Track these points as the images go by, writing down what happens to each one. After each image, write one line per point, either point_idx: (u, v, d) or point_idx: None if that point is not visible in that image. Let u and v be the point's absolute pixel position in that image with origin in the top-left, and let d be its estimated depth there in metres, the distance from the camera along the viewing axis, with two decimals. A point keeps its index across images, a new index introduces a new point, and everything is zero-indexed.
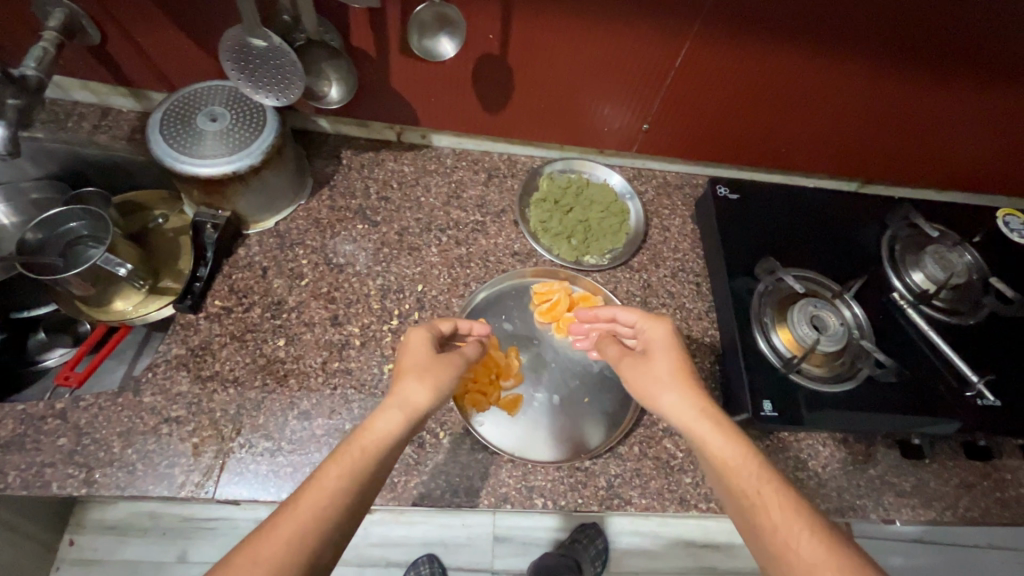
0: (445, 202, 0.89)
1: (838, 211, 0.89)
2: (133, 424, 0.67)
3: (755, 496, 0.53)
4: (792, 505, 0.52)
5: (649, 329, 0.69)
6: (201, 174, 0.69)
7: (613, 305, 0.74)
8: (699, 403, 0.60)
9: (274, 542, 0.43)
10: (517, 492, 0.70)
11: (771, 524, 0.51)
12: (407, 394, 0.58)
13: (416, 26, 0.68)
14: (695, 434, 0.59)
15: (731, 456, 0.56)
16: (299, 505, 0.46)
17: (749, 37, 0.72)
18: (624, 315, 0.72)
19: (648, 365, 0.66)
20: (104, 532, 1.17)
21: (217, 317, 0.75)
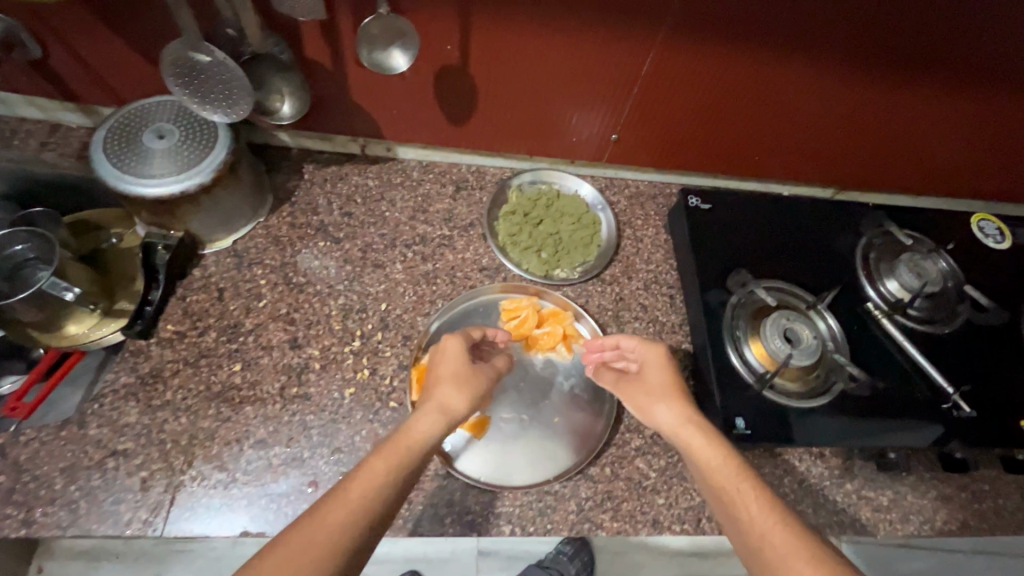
0: (410, 216, 0.87)
1: (813, 219, 0.88)
2: (77, 459, 0.64)
3: (734, 494, 0.55)
4: (768, 501, 0.53)
5: (646, 353, 0.69)
6: (146, 195, 0.66)
7: (618, 335, 0.72)
8: (682, 411, 0.62)
9: (325, 524, 0.44)
10: (483, 519, 0.67)
11: (749, 518, 0.52)
12: (445, 398, 0.61)
13: (365, 39, 0.65)
14: (678, 438, 0.61)
15: (712, 457, 0.58)
16: (348, 491, 0.47)
17: (718, 46, 0.71)
18: (627, 343, 0.71)
19: (645, 388, 0.67)
20: (73, 557, 1.13)
21: (169, 343, 0.72)
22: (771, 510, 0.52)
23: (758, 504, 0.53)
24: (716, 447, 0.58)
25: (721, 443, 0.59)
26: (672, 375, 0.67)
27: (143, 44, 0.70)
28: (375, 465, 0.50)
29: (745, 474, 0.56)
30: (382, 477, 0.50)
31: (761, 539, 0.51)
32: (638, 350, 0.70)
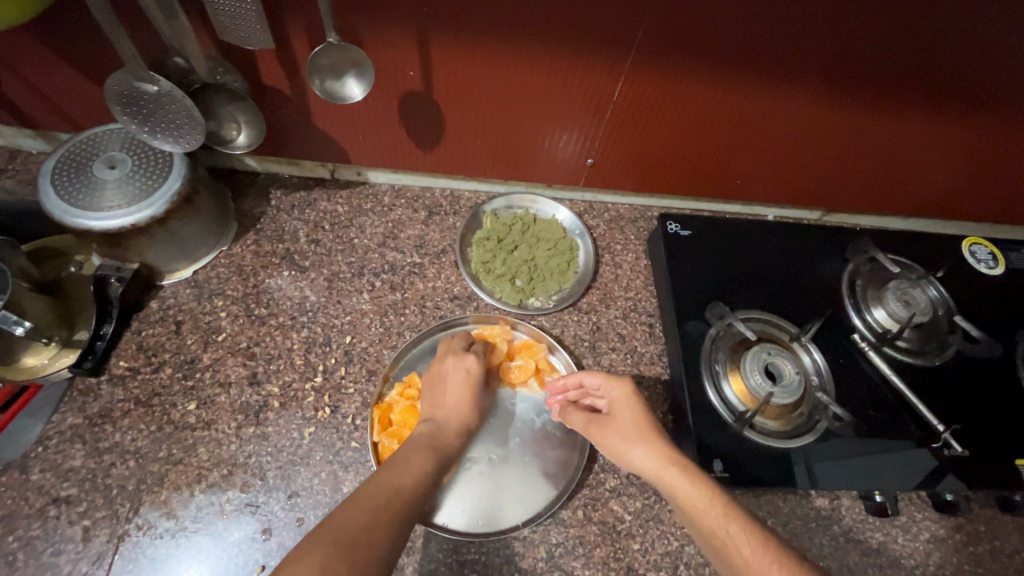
0: (380, 243, 0.84)
1: (797, 244, 0.85)
2: (16, 507, 0.61)
3: (726, 535, 0.51)
4: (761, 542, 0.49)
5: (615, 392, 0.66)
6: (94, 228, 0.63)
7: (580, 371, 0.69)
8: (660, 450, 0.59)
9: (399, 485, 0.51)
10: (447, 567, 0.64)
11: (742, 560, 0.48)
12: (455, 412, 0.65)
13: (316, 71, 0.63)
14: (662, 479, 0.57)
15: (697, 498, 0.54)
16: (403, 475, 0.53)
17: (692, 71, 0.68)
18: (592, 380, 0.68)
19: (616, 430, 0.63)
20: None
21: (122, 380, 0.69)
22: (764, 551, 0.48)
23: (750, 547, 0.49)
24: (702, 485, 0.55)
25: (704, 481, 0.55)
26: (644, 413, 0.63)
27: (94, 72, 0.68)
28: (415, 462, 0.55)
29: (731, 515, 0.52)
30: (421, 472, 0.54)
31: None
32: (604, 387, 0.67)
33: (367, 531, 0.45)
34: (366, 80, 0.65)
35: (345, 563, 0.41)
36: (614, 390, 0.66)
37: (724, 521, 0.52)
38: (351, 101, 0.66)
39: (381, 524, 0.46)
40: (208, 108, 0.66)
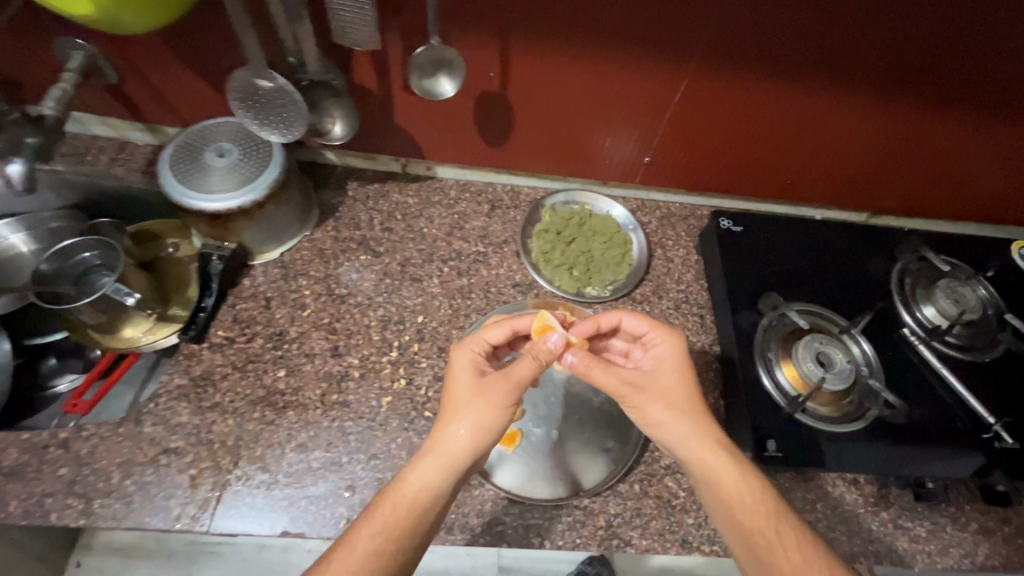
0: (448, 232, 0.90)
1: (847, 243, 0.88)
2: (132, 455, 0.68)
3: (772, 537, 0.55)
4: (806, 546, 0.55)
5: (661, 344, 0.68)
6: (206, 209, 0.71)
7: (620, 311, 0.72)
8: (710, 439, 0.60)
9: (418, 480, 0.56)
10: (513, 530, 0.68)
11: (788, 565, 0.54)
12: (461, 431, 0.58)
13: (415, 69, 0.69)
14: (711, 476, 0.59)
15: (748, 496, 0.57)
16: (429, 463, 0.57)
17: (749, 76, 0.73)
18: (632, 321, 0.71)
19: (657, 388, 0.63)
20: (110, 554, 1.12)
21: (220, 347, 0.76)
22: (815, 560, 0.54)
23: (798, 553, 0.54)
24: (752, 486, 0.58)
25: (755, 482, 0.58)
26: (688, 391, 0.63)
27: (207, 69, 0.75)
28: (371, 531, 0.53)
29: (783, 517, 0.57)
30: (373, 546, 0.52)
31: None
32: (649, 331, 0.70)
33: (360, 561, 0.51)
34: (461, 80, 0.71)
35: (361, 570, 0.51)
36: (663, 342, 0.68)
37: (772, 525, 0.56)
38: (442, 97, 0.72)
39: (404, 526, 0.54)
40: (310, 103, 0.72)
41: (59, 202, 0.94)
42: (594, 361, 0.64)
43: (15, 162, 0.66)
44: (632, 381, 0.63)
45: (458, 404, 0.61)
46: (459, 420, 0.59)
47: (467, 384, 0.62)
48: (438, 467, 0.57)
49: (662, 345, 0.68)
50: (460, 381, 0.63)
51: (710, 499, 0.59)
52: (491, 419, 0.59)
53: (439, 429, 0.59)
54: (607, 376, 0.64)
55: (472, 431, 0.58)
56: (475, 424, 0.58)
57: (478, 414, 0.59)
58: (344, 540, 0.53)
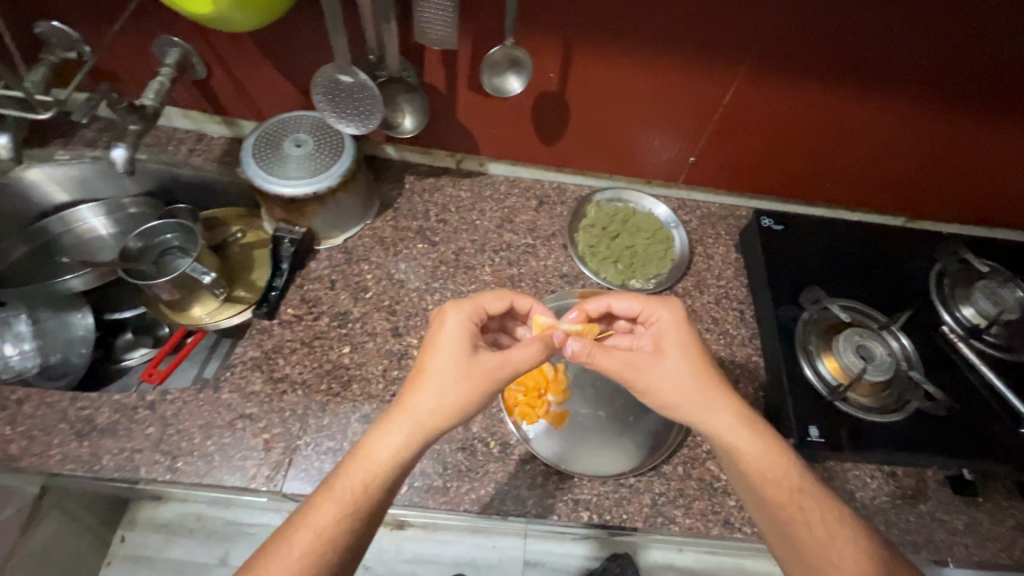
0: (498, 225, 0.94)
1: (886, 244, 0.91)
2: (212, 418, 0.73)
3: (796, 510, 0.58)
4: (832, 518, 0.58)
5: (664, 317, 0.68)
6: (286, 194, 0.77)
7: (607, 295, 0.74)
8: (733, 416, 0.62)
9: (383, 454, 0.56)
10: (563, 504, 0.72)
11: (812, 536, 0.57)
12: (437, 405, 0.58)
13: (488, 66, 0.75)
14: (734, 451, 0.61)
15: (771, 472, 0.60)
16: (393, 437, 0.57)
17: (792, 82, 0.77)
18: (621, 304, 0.72)
19: (665, 367, 0.64)
20: (155, 530, 1.11)
21: (289, 324, 0.82)
22: (838, 531, 0.57)
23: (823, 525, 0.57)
24: (780, 462, 0.60)
25: (784, 459, 0.61)
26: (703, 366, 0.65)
27: (289, 67, 0.82)
28: (331, 502, 0.54)
29: (814, 490, 0.60)
30: (334, 518, 0.53)
31: (824, 560, 0.56)
32: (643, 311, 0.70)
33: (318, 536, 0.53)
34: (528, 79, 0.77)
35: (320, 545, 0.52)
36: (659, 320, 0.69)
37: (796, 498, 0.59)
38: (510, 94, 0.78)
39: (364, 499, 0.55)
40: (387, 99, 0.80)
41: (137, 189, 1.01)
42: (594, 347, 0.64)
43: (120, 147, 0.75)
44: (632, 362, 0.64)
45: (439, 375, 0.60)
46: (432, 395, 0.58)
47: (454, 355, 0.61)
48: (404, 439, 0.57)
49: (661, 320, 0.68)
50: (447, 353, 0.61)
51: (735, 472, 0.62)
52: (470, 395, 0.59)
53: (414, 401, 0.58)
54: (614, 360, 0.64)
55: (447, 406, 0.58)
56: (450, 398, 0.58)
57: (457, 390, 0.59)
58: (306, 510, 0.54)
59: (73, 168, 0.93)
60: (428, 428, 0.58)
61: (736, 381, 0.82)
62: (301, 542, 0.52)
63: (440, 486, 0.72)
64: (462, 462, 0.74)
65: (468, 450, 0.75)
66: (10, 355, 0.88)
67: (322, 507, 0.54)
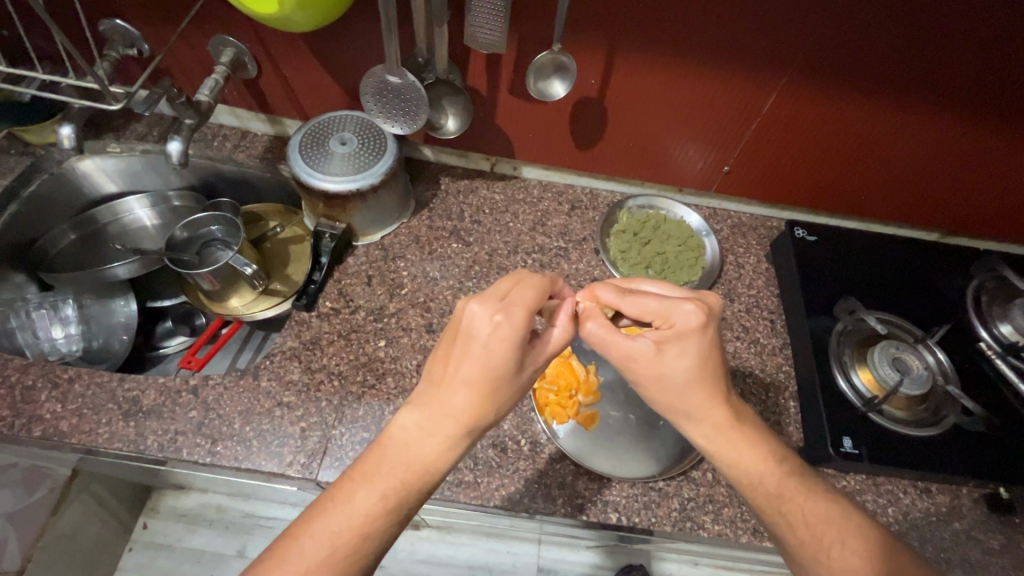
0: (531, 227, 0.95)
1: (922, 259, 0.90)
2: (251, 405, 0.75)
3: (780, 512, 0.58)
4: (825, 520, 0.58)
5: (669, 323, 0.57)
6: (331, 190, 0.80)
7: (617, 294, 0.62)
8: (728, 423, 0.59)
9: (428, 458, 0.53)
10: (592, 504, 0.73)
11: (798, 538, 0.57)
12: (490, 411, 0.54)
13: (534, 71, 0.78)
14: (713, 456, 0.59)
15: (755, 474, 0.59)
16: (436, 439, 0.53)
17: (833, 95, 0.78)
18: (631, 307, 0.60)
19: (654, 371, 0.57)
20: (176, 519, 1.12)
21: (327, 316, 0.84)
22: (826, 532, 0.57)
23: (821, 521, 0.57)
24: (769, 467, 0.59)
25: (775, 462, 0.59)
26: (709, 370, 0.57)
27: (337, 68, 0.84)
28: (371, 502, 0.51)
29: (808, 493, 0.59)
30: (376, 517, 0.51)
31: (813, 559, 0.56)
32: (657, 317, 0.59)
33: (359, 531, 0.51)
34: (573, 83, 0.80)
35: (361, 539, 0.51)
36: (674, 332, 0.57)
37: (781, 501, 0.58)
38: (553, 98, 0.81)
39: (408, 496, 0.52)
40: (433, 99, 0.83)
41: (181, 183, 1.04)
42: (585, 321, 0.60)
43: (175, 140, 0.80)
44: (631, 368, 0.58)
45: (487, 380, 0.53)
46: (480, 399, 0.53)
47: (501, 360, 0.52)
48: (453, 443, 0.53)
49: (664, 326, 0.58)
50: (498, 366, 0.53)
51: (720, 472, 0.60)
52: (516, 397, 0.56)
53: (467, 410, 0.53)
54: (597, 342, 0.59)
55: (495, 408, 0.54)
56: (499, 405, 0.55)
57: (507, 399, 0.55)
58: (340, 502, 0.52)
59: (122, 160, 0.97)
60: (475, 432, 0.54)
61: (768, 391, 0.81)
62: (335, 534, 0.50)
63: (470, 481, 0.73)
64: (491, 459, 0.75)
65: (498, 447, 0.75)
66: (57, 338, 0.92)
67: (359, 499, 0.52)
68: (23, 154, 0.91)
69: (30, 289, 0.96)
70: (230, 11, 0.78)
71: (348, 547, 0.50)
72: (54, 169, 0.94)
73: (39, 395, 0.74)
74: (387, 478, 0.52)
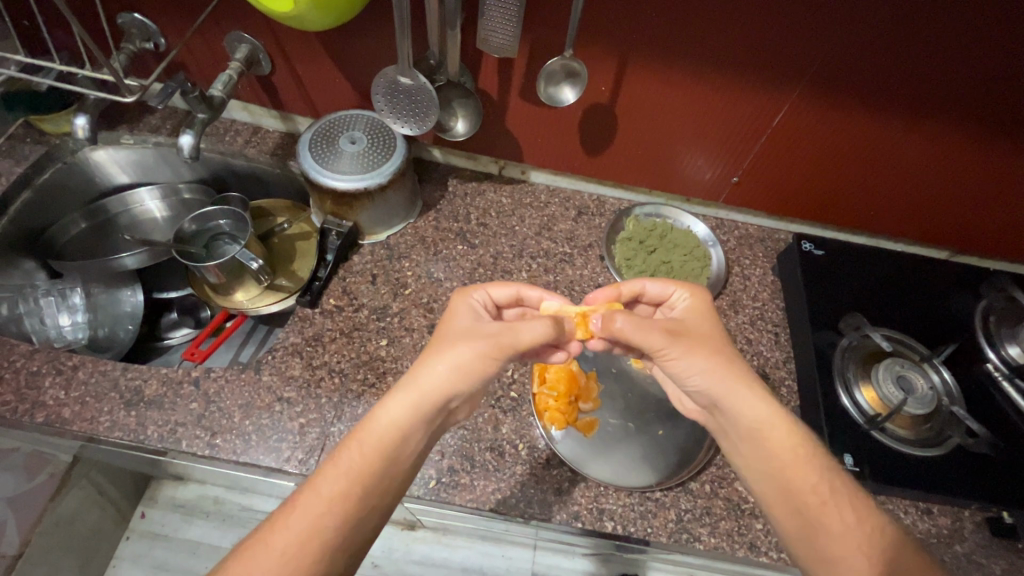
0: (537, 232, 0.95)
1: (929, 277, 0.89)
2: (252, 399, 0.75)
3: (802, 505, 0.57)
4: (841, 523, 0.55)
5: (687, 297, 0.69)
6: (338, 187, 0.80)
7: (640, 278, 0.73)
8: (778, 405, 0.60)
9: (382, 424, 0.56)
10: (588, 512, 0.72)
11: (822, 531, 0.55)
12: (436, 372, 0.57)
13: (545, 76, 0.78)
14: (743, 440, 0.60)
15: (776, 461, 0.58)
16: (389, 408, 0.56)
17: (843, 108, 0.77)
18: (653, 287, 0.72)
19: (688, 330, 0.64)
20: (174, 510, 1.13)
21: (330, 314, 0.84)
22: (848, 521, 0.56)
23: (835, 522, 0.55)
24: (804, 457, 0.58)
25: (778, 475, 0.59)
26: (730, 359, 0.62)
27: (349, 66, 0.85)
28: (336, 474, 0.53)
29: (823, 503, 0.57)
30: (336, 485, 0.53)
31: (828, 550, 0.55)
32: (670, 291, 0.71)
33: (321, 506, 0.52)
34: (583, 90, 0.80)
35: (323, 514, 0.52)
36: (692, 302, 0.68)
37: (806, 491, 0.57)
38: (563, 104, 0.81)
39: (365, 466, 0.54)
40: (443, 102, 0.84)
41: (191, 176, 1.05)
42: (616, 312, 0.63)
43: (188, 135, 0.80)
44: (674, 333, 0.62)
45: (443, 344, 0.60)
46: (435, 360, 0.58)
47: (456, 327, 0.62)
48: (410, 408, 0.56)
49: (684, 300, 0.69)
50: (453, 332, 0.61)
51: (755, 457, 0.60)
52: (465, 355, 0.58)
53: (414, 371, 0.58)
54: (635, 326, 0.62)
55: (447, 370, 0.57)
56: (445, 363, 0.57)
57: (460, 358, 0.57)
58: (309, 481, 0.54)
59: (135, 152, 0.99)
60: (429, 399, 0.57)
61: None
62: (297, 508, 0.52)
63: (467, 484, 0.73)
64: (489, 462, 0.74)
65: (496, 451, 0.75)
66: (63, 325, 0.91)
67: (326, 474, 0.54)
68: (38, 143, 0.92)
69: (40, 277, 0.97)
70: (246, 9, 0.79)
71: (309, 525, 0.51)
72: (67, 158, 0.95)
73: (44, 380, 0.74)
74: (350, 451, 0.55)
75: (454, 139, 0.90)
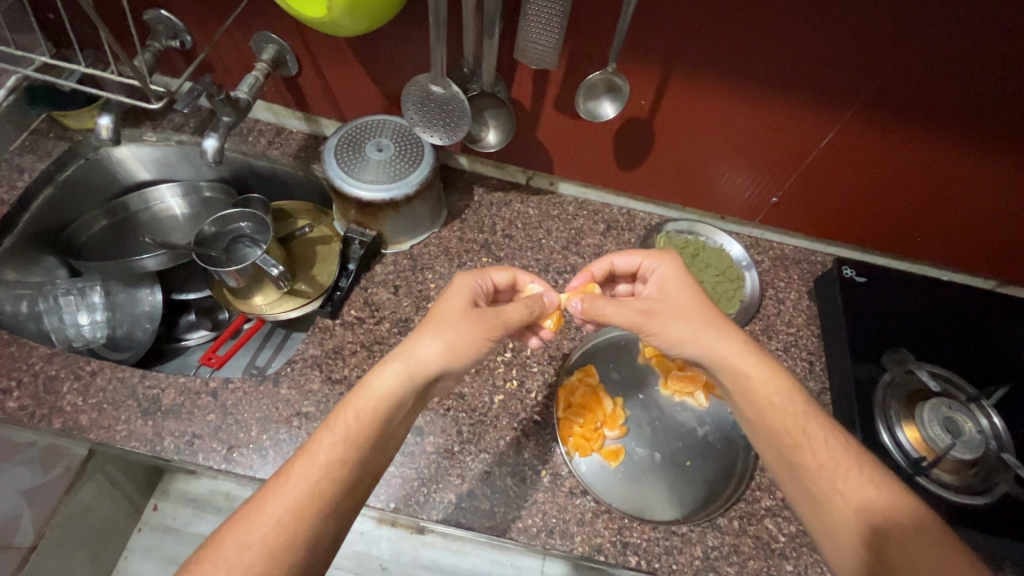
0: (564, 246, 0.92)
1: (976, 309, 0.85)
2: (269, 412, 0.74)
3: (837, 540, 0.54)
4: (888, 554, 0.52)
5: (659, 267, 0.71)
6: (364, 198, 0.78)
7: (610, 254, 0.75)
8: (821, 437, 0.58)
9: (373, 395, 0.56)
10: (611, 545, 0.70)
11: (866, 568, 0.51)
12: (427, 341, 0.60)
13: (585, 90, 0.75)
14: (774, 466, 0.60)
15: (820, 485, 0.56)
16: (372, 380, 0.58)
17: (895, 131, 0.73)
18: (622, 261, 0.74)
19: (670, 308, 0.65)
20: (185, 504, 1.13)
21: (351, 325, 0.82)
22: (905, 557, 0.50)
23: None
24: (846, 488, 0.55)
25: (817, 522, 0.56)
26: (770, 380, 0.61)
27: (379, 70, 0.82)
28: (335, 442, 0.54)
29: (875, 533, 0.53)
30: (334, 451, 0.53)
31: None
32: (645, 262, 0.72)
33: (310, 473, 0.52)
34: (623, 105, 0.77)
35: (320, 479, 0.52)
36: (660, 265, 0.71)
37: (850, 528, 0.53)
38: (601, 119, 0.78)
39: (362, 435, 0.55)
40: (475, 111, 0.81)
41: (213, 175, 1.03)
42: (597, 299, 0.66)
43: (212, 137, 0.79)
44: (650, 311, 0.65)
45: (440, 315, 0.63)
46: (431, 334, 0.60)
47: (458, 304, 0.64)
48: (402, 377, 0.58)
49: (658, 266, 0.71)
50: (450, 306, 0.64)
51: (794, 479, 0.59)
52: (462, 329, 0.61)
53: (411, 341, 0.60)
54: (615, 311, 0.65)
55: (439, 344, 0.59)
56: (437, 336, 0.60)
57: (452, 333, 0.60)
58: (304, 448, 0.54)
59: (158, 149, 0.97)
60: (417, 375, 0.58)
61: None
62: (290, 476, 0.52)
63: (488, 509, 0.70)
64: (511, 488, 0.72)
65: (518, 477, 0.73)
66: (82, 324, 0.91)
67: (325, 444, 0.54)
68: (61, 138, 0.91)
69: (60, 274, 0.96)
70: (276, 12, 0.77)
71: (307, 494, 0.51)
72: (90, 155, 0.94)
73: (62, 385, 0.73)
74: (347, 426, 0.55)
75: (483, 149, 0.87)
